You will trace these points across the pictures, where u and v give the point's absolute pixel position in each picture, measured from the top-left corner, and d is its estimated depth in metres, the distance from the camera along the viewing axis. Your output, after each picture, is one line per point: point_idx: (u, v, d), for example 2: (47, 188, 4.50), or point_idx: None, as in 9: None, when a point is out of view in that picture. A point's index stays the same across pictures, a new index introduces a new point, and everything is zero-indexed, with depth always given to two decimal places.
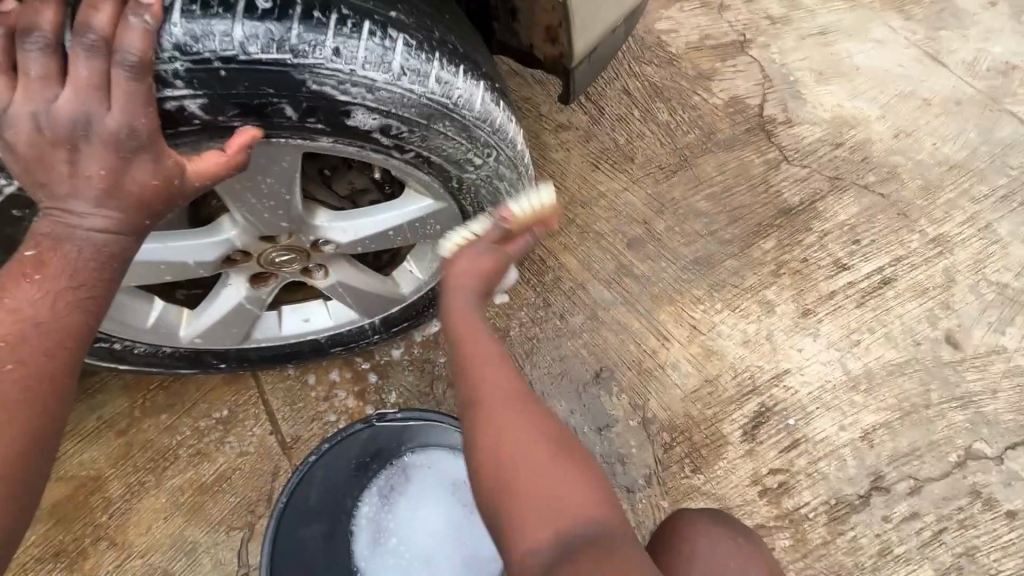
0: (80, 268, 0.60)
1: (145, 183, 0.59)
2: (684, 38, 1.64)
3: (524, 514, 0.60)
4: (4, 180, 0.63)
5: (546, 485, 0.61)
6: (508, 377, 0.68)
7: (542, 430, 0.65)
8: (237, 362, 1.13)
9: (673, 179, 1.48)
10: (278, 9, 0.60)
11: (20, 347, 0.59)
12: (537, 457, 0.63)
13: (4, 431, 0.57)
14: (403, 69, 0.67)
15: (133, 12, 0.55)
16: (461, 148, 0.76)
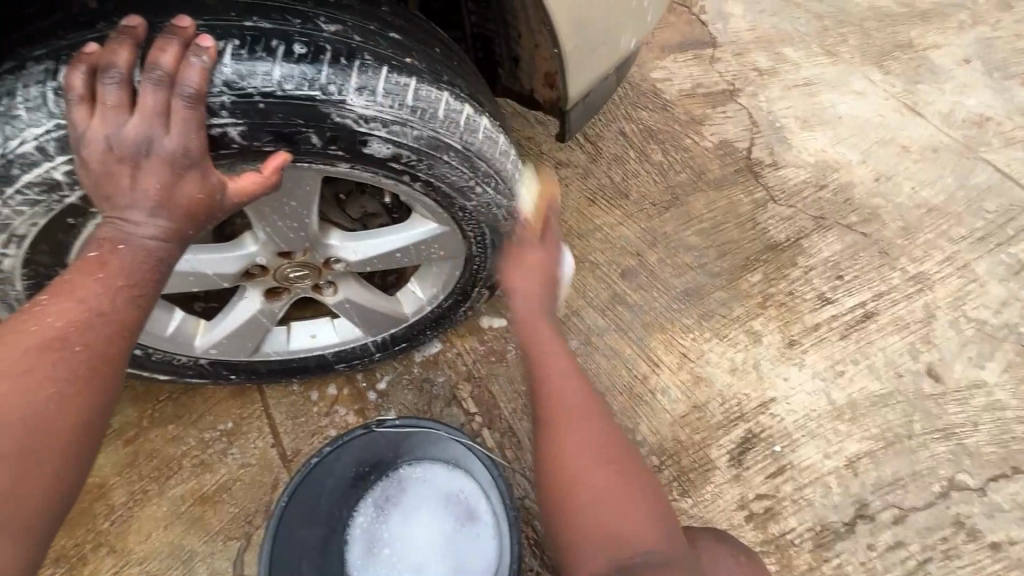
0: (136, 269, 0.68)
1: (192, 196, 0.67)
2: (678, 86, 1.76)
3: (594, 528, 0.73)
4: (67, 190, 0.69)
5: (619, 504, 0.74)
6: (581, 406, 0.79)
7: (618, 460, 0.77)
8: (247, 373, 1.19)
9: (665, 214, 1.57)
10: (311, 54, 0.69)
11: (87, 332, 0.65)
12: (612, 483, 0.75)
13: (67, 408, 0.63)
14: (415, 105, 0.75)
15: (195, 53, 0.65)
16: (465, 178, 0.84)
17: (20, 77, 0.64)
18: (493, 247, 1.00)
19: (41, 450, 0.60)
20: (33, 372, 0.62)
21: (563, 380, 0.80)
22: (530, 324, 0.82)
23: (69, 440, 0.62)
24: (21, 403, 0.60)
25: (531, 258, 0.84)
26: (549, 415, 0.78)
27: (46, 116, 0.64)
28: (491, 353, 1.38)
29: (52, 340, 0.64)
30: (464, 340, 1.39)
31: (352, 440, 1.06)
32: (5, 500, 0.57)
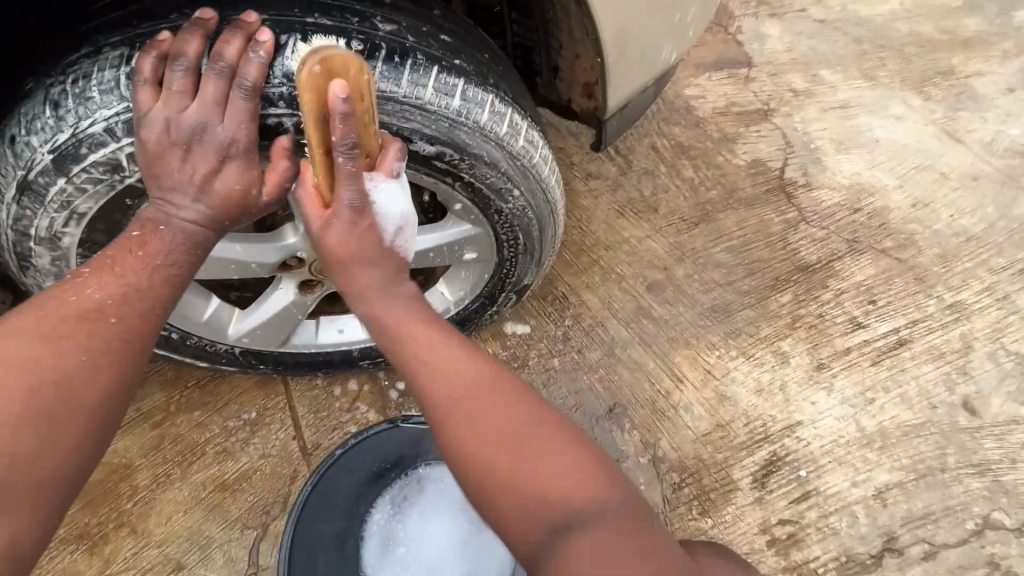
0: (174, 249, 0.73)
1: (234, 185, 0.71)
2: (711, 104, 1.76)
3: (521, 499, 0.63)
4: (130, 170, 0.70)
5: (544, 452, 0.65)
6: (462, 376, 0.70)
7: (516, 414, 0.68)
8: (275, 364, 1.22)
9: (694, 230, 1.57)
10: (367, 51, 0.70)
11: (124, 306, 0.70)
12: (514, 441, 0.65)
13: (95, 377, 0.67)
14: (462, 106, 0.75)
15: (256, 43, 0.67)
16: (502, 182, 0.84)
17: (96, 62, 0.67)
18: (521, 251, 1.01)
19: (68, 415, 0.64)
20: (71, 340, 0.67)
21: (449, 369, 0.71)
22: (395, 314, 0.75)
23: (93, 409, 0.66)
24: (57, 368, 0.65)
25: (347, 246, 0.74)
26: (439, 409, 0.69)
27: (117, 99, 0.67)
28: (514, 359, 1.38)
29: (90, 311, 0.68)
30: (487, 345, 1.40)
31: (374, 434, 1.11)
32: (29, 463, 0.61)
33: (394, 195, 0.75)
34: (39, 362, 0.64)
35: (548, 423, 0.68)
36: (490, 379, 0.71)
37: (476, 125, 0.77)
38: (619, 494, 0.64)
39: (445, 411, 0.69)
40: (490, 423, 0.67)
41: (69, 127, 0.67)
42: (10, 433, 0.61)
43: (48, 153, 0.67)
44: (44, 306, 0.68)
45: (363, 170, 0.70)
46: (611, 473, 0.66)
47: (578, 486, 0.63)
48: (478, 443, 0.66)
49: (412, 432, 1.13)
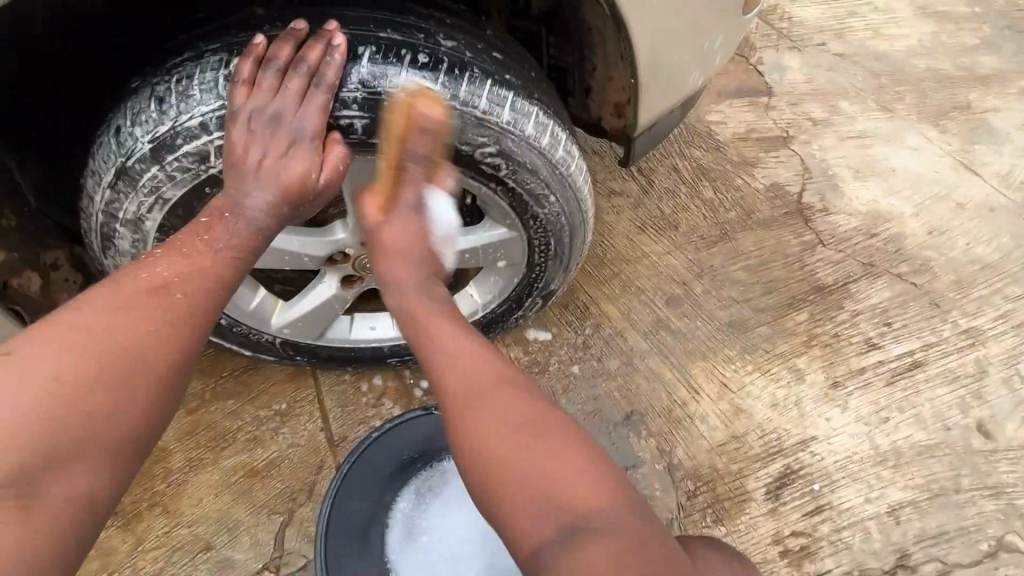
0: (238, 236, 0.80)
1: (300, 173, 0.80)
2: (732, 129, 1.83)
3: (531, 495, 0.67)
4: (215, 162, 0.78)
5: (558, 450, 0.69)
6: (481, 375, 0.76)
7: (527, 416, 0.72)
8: (310, 356, 1.28)
9: (713, 248, 1.62)
10: (432, 64, 0.78)
11: (193, 282, 0.76)
12: (522, 444, 0.70)
13: (160, 351, 0.71)
14: (512, 116, 0.82)
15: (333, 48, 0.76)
16: (541, 188, 0.91)
17: (198, 64, 0.75)
18: (552, 257, 1.07)
19: (143, 381, 0.69)
20: (146, 313, 0.72)
21: (475, 362, 0.78)
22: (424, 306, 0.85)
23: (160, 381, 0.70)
24: (136, 337, 0.70)
25: (395, 236, 0.89)
26: (455, 399, 0.75)
27: (215, 97, 0.75)
28: (535, 364, 1.43)
29: (159, 287, 0.74)
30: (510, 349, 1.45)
31: (410, 420, 1.16)
32: (98, 425, 0.65)
33: (438, 211, 0.91)
34: (115, 334, 0.69)
35: (558, 426, 0.72)
36: (509, 376, 0.77)
37: (541, 141, 0.86)
38: (629, 498, 0.68)
39: (461, 404, 0.74)
40: (507, 418, 0.72)
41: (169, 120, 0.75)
42: (85, 394, 0.65)
43: (146, 142, 0.75)
44: (122, 280, 0.74)
45: (422, 186, 0.88)
46: (622, 479, 0.70)
47: (589, 486, 0.67)
48: (492, 436, 0.71)
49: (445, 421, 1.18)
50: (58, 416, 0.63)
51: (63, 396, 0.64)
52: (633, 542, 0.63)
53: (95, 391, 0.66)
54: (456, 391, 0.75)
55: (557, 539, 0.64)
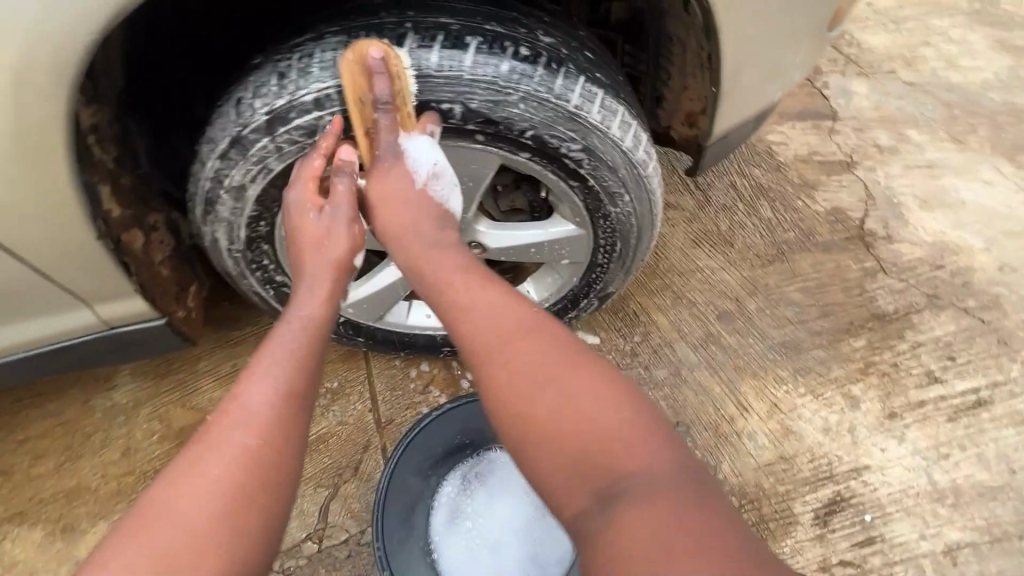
0: (298, 357, 0.72)
1: (329, 231, 0.81)
2: (793, 151, 1.81)
3: (574, 462, 0.66)
4: (320, 138, 0.83)
5: (591, 414, 0.67)
6: (504, 324, 0.73)
7: (551, 367, 0.70)
8: (367, 338, 1.33)
9: (769, 267, 1.60)
10: (531, 57, 0.81)
11: (264, 436, 0.66)
12: (550, 397, 0.68)
13: (227, 513, 0.62)
14: (600, 112, 0.85)
15: (444, 32, 0.79)
16: (618, 186, 0.93)
17: (319, 44, 0.80)
18: (615, 257, 1.09)
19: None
20: (220, 483, 0.63)
21: (497, 317, 0.74)
22: (440, 261, 0.79)
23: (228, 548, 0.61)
24: (203, 518, 0.61)
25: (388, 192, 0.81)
26: (476, 348, 0.73)
27: (331, 76, 0.79)
28: None
29: (218, 433, 0.66)
30: None
31: (467, 403, 1.18)
32: None
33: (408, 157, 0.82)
34: (179, 507, 0.61)
35: (584, 374, 0.70)
36: (535, 331, 0.73)
37: (622, 140, 0.88)
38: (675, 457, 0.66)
39: (483, 353, 0.72)
40: (536, 382, 0.69)
41: (286, 94, 0.80)
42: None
43: (262, 114, 0.80)
44: (199, 440, 0.66)
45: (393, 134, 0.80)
46: (664, 434, 0.68)
47: (628, 450, 0.65)
48: (521, 403, 0.69)
49: None
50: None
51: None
52: (677, 506, 0.61)
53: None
54: (479, 341, 0.73)
55: (598, 509, 0.64)
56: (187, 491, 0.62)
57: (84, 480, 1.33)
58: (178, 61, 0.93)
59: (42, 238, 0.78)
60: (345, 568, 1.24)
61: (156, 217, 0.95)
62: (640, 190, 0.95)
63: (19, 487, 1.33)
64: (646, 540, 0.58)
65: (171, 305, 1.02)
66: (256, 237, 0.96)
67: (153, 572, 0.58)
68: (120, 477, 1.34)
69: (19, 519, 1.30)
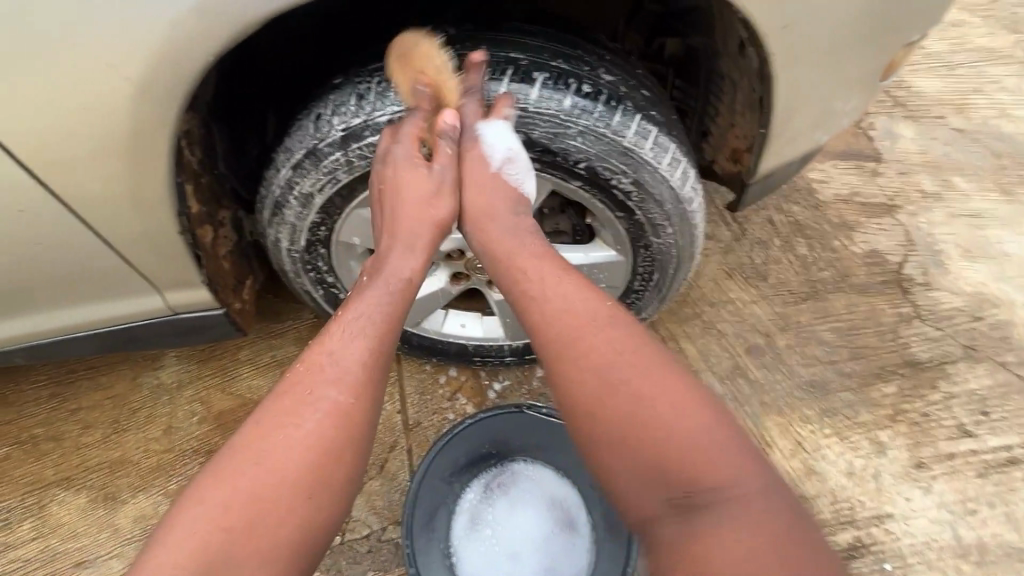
0: (375, 310, 0.81)
1: (434, 191, 0.89)
2: (834, 190, 1.81)
3: (646, 467, 0.69)
4: None
5: (662, 418, 0.70)
6: (587, 326, 0.77)
7: (629, 370, 0.73)
8: (402, 342, 1.38)
9: (802, 305, 1.61)
10: (592, 94, 0.86)
11: (354, 395, 0.75)
12: (628, 403, 0.71)
13: (317, 442, 0.72)
14: (653, 149, 0.89)
15: (513, 67, 0.85)
16: (663, 219, 0.96)
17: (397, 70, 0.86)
18: (652, 286, 1.11)
19: (313, 519, 0.70)
20: (315, 432, 0.72)
21: (574, 317, 0.78)
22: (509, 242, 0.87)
23: (314, 473, 0.70)
24: (305, 462, 0.71)
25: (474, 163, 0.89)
26: (554, 348, 0.77)
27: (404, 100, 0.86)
28: None
29: (309, 376, 0.76)
30: None
31: (499, 415, 1.19)
32: (273, 524, 0.67)
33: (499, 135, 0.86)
34: (277, 435, 0.72)
35: (661, 381, 0.73)
36: (607, 331, 0.77)
37: (672, 176, 0.92)
38: (747, 464, 0.68)
39: (562, 354, 0.76)
40: (608, 383, 0.73)
41: (363, 115, 0.87)
42: (264, 501, 0.68)
43: (339, 131, 0.87)
44: (291, 390, 0.75)
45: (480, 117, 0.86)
46: (737, 440, 0.70)
47: (699, 457, 0.68)
48: (591, 402, 0.73)
49: (536, 420, 1.21)
50: (235, 548, 0.65)
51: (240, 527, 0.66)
52: (745, 517, 0.64)
53: (270, 528, 0.67)
54: (559, 343, 0.77)
55: (666, 510, 0.68)
56: (285, 425, 0.72)
57: (127, 453, 1.41)
58: (251, 75, 0.98)
59: (135, 226, 0.86)
60: (365, 562, 1.28)
61: (224, 214, 1.02)
62: (683, 224, 0.99)
63: (68, 455, 1.41)
64: (718, 551, 0.63)
65: (229, 297, 1.09)
66: (315, 241, 1.02)
67: (258, 488, 0.68)
68: (161, 453, 1.41)
69: (66, 484, 1.38)
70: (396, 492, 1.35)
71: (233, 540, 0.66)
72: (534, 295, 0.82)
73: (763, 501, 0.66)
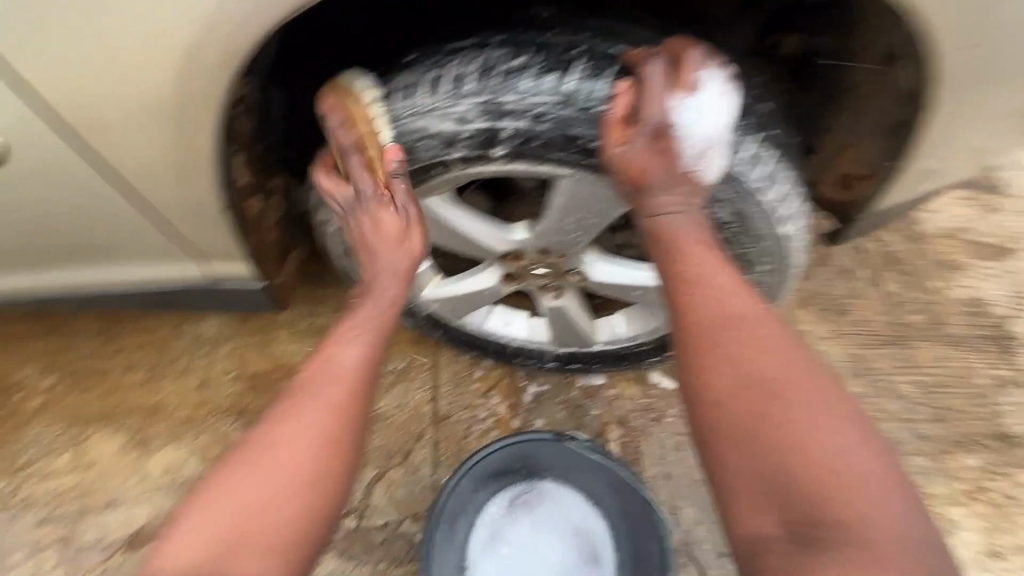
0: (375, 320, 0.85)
1: (393, 225, 0.86)
2: (941, 222, 1.58)
3: (771, 474, 0.60)
4: (455, 149, 0.79)
5: (809, 431, 0.60)
6: (743, 310, 0.69)
7: (784, 366, 0.64)
8: (444, 332, 1.30)
9: (883, 350, 1.44)
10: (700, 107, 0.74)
11: (353, 388, 0.78)
12: (774, 396, 0.62)
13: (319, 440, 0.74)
14: (765, 176, 0.77)
15: (619, 66, 0.75)
16: (758, 255, 0.86)
17: (481, 52, 0.76)
18: None
19: (307, 514, 0.71)
20: (320, 430, 0.74)
21: (725, 302, 0.69)
22: (679, 225, 0.75)
23: (319, 465, 0.73)
24: (313, 459, 0.73)
25: (633, 168, 0.74)
26: (705, 327, 0.68)
27: (483, 89, 0.74)
28: (652, 410, 1.36)
29: (311, 377, 0.79)
30: (628, 386, 1.38)
31: (537, 440, 1.11)
32: (279, 515, 0.70)
33: (704, 113, 0.74)
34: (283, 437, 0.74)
35: (816, 388, 0.63)
36: (759, 325, 0.68)
37: (781, 211, 0.81)
38: (909, 519, 0.56)
39: (703, 332, 0.68)
40: (745, 372, 0.65)
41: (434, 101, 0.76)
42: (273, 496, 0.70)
43: (407, 117, 0.79)
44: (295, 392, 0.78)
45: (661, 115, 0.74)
46: (901, 488, 0.58)
47: (847, 489, 0.56)
48: (725, 395, 0.65)
49: (576, 452, 1.12)
50: (245, 542, 0.67)
51: (249, 526, 0.68)
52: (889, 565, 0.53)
53: (284, 515, 0.70)
54: (706, 319, 0.69)
55: (786, 539, 0.58)
56: (293, 425, 0.75)
57: (163, 401, 1.43)
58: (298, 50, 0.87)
59: (176, 192, 0.81)
60: (378, 551, 1.26)
61: (275, 182, 0.95)
62: (779, 261, 0.87)
63: (107, 394, 1.44)
64: None
65: (272, 271, 1.03)
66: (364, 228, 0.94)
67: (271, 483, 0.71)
68: (195, 406, 1.42)
69: (105, 423, 1.41)
70: (416, 486, 1.31)
71: (250, 527, 0.68)
72: (677, 270, 0.73)
73: (920, 565, 0.53)
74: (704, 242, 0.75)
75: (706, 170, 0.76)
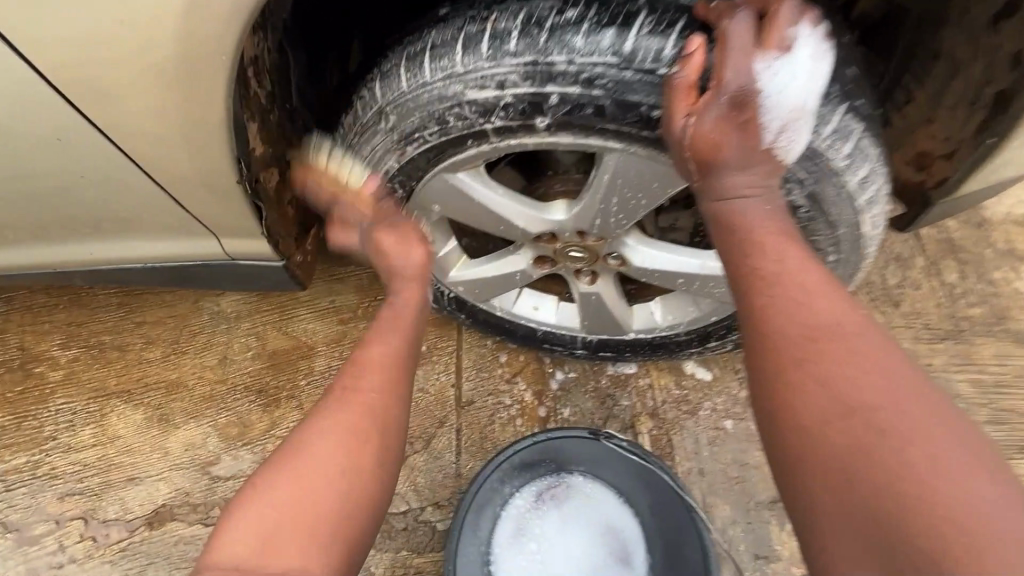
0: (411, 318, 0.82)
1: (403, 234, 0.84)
2: (1007, 207, 1.45)
3: (872, 516, 0.50)
4: (494, 117, 0.71)
5: (927, 470, 0.49)
6: (836, 321, 0.60)
7: (893, 390, 0.55)
8: (473, 319, 1.23)
9: (939, 344, 1.33)
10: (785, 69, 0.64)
11: (393, 385, 0.75)
12: (876, 422, 0.53)
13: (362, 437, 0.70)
14: (850, 154, 0.70)
15: (685, 21, 0.66)
16: (830, 243, 0.79)
17: (527, 6, 0.68)
18: None
19: (348, 517, 0.66)
20: (361, 429, 0.70)
21: (813, 309, 0.61)
22: (755, 216, 0.67)
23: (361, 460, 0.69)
24: (354, 457, 0.68)
25: (707, 143, 0.65)
26: (792, 341, 0.60)
27: (527, 48, 0.66)
28: (686, 402, 1.29)
29: (354, 372, 0.75)
30: (660, 375, 1.31)
31: (571, 436, 1.09)
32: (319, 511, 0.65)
33: (796, 77, 0.65)
34: (325, 430, 0.70)
35: (936, 418, 0.52)
36: (854, 338, 0.59)
37: (862, 193, 0.74)
38: None
39: (787, 346, 0.60)
40: (839, 393, 0.56)
41: (476, 62, 0.68)
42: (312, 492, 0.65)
43: (440, 79, 0.71)
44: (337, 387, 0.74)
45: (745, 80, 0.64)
46: None
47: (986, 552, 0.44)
48: (813, 419, 0.57)
49: (611, 451, 1.09)
50: (281, 540, 0.62)
51: (289, 527, 0.63)
52: None
53: (324, 512, 0.65)
54: (793, 329, 0.61)
55: None
56: (335, 420, 0.70)
57: (183, 377, 1.40)
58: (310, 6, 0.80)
59: (186, 161, 0.75)
60: (398, 539, 1.21)
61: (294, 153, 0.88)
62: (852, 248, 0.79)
63: (128, 368, 1.42)
64: None
65: (290, 249, 0.97)
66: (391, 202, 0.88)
67: (309, 479, 0.66)
68: (214, 383, 1.39)
69: (125, 398, 1.40)
70: (438, 472, 1.26)
71: (289, 523, 0.63)
72: (753, 266, 0.65)
73: None
74: (787, 238, 0.66)
75: (788, 146, 0.67)
